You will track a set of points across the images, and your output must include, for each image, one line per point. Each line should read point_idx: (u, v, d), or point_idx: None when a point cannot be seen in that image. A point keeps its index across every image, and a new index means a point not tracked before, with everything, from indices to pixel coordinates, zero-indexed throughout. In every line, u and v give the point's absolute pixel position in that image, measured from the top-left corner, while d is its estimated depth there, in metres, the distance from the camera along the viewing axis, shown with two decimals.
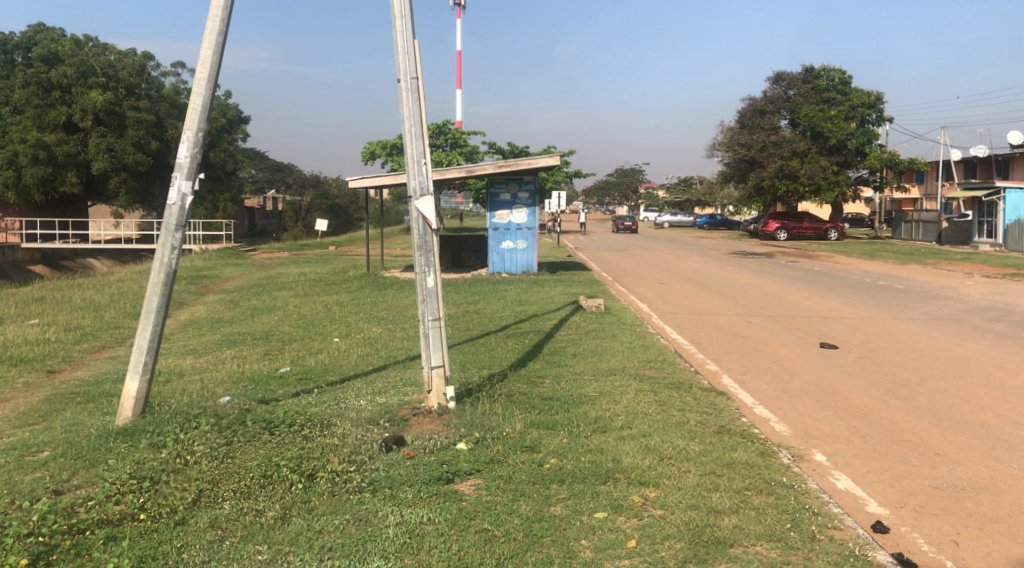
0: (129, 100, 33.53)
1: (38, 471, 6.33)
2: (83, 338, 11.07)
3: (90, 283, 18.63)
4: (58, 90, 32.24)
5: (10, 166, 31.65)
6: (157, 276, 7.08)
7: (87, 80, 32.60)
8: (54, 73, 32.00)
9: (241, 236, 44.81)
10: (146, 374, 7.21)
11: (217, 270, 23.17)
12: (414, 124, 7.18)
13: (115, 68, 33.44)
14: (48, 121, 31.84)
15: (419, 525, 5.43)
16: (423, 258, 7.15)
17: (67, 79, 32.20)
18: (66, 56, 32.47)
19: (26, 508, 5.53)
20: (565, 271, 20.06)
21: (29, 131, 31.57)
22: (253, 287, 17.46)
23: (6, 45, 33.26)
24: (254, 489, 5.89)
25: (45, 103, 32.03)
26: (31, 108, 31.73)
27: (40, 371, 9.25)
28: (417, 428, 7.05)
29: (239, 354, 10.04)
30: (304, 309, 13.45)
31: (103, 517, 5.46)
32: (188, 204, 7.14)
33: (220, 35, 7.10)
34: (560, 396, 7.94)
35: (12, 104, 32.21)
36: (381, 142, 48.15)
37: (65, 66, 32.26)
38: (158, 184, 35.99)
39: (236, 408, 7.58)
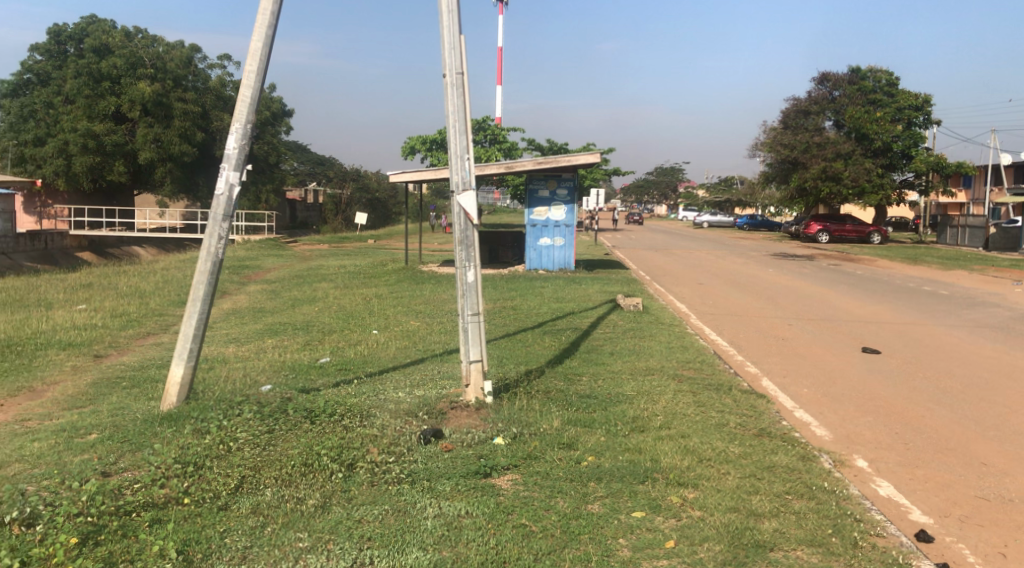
0: (176, 91, 34.09)
1: (85, 453, 6.48)
2: (128, 324, 11.29)
3: (135, 270, 19.00)
4: (109, 81, 32.79)
5: (60, 155, 32.23)
6: (203, 265, 7.23)
7: (136, 71, 33.08)
8: (104, 64, 32.51)
9: (281, 227, 45.45)
10: (191, 360, 7.35)
11: (259, 261, 23.57)
12: (459, 119, 7.25)
13: (163, 60, 33.73)
14: (99, 111, 32.49)
15: (458, 518, 5.48)
16: (464, 252, 7.20)
17: (117, 70, 32.72)
18: (117, 47, 33.01)
19: (75, 488, 5.71)
20: (602, 268, 20.04)
21: (79, 120, 32.12)
22: (293, 278, 17.64)
23: (60, 36, 33.82)
24: (295, 477, 6.00)
25: (96, 93, 32.57)
26: (82, 98, 32.25)
27: (87, 356, 9.44)
28: (454, 421, 7.12)
29: (280, 344, 10.18)
30: (342, 301, 13.57)
31: (149, 500, 5.62)
32: (235, 195, 7.25)
33: (270, 29, 7.20)
34: (597, 394, 7.93)
35: (64, 94, 32.70)
36: (421, 137, 48.41)
37: (115, 58, 32.74)
38: (202, 175, 36.58)
39: (277, 396, 7.66)
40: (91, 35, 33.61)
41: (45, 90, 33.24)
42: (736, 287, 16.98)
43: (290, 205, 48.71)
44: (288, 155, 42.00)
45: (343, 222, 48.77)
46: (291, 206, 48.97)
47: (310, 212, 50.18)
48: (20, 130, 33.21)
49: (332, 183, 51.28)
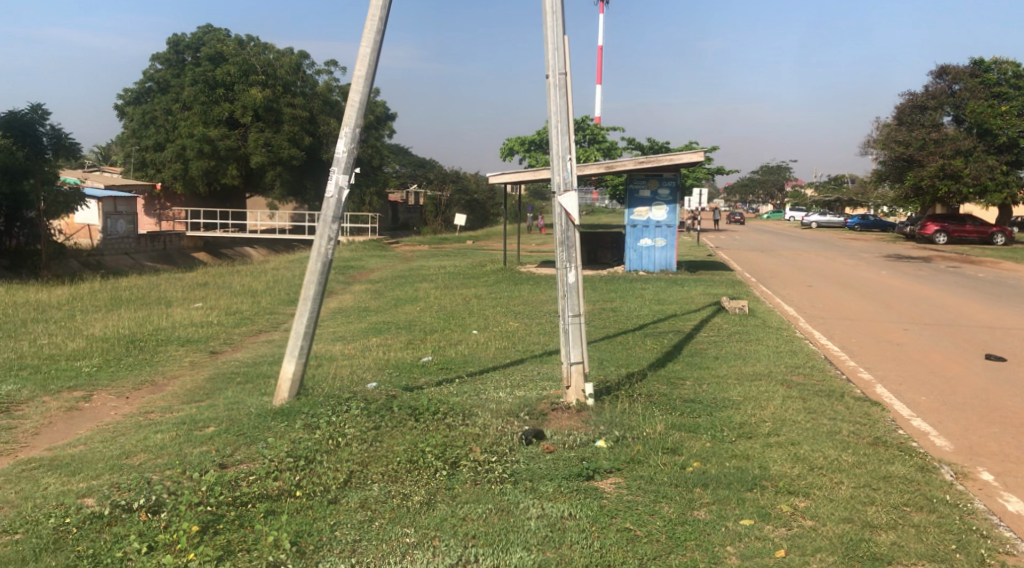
0: (285, 97, 35.32)
1: (204, 445, 6.78)
2: (242, 321, 11.77)
3: (248, 270, 19.81)
4: (223, 87, 34.24)
5: (178, 159, 33.90)
6: (313, 265, 7.46)
7: (248, 78, 34.32)
8: (219, 72, 33.96)
9: (383, 229, 46.56)
10: (302, 357, 7.59)
11: (364, 261, 24.21)
12: (561, 119, 7.24)
13: (273, 66, 34.90)
14: (214, 117, 33.99)
15: (561, 520, 5.47)
16: (565, 253, 7.18)
17: (231, 77, 34.12)
18: (230, 55, 34.47)
19: (196, 478, 5.99)
20: (704, 270, 19.66)
21: (196, 126, 33.68)
22: (396, 278, 18.02)
23: (179, 46, 35.66)
24: (400, 473, 6.12)
25: (211, 100, 34.09)
26: (199, 105, 33.84)
27: (204, 352, 9.90)
28: (556, 423, 7.11)
29: (383, 342, 10.41)
30: (443, 301, 13.77)
31: (263, 492, 5.84)
32: (344, 197, 7.44)
33: (378, 34, 7.37)
34: (702, 399, 7.77)
35: (182, 101, 34.37)
36: (520, 138, 48.70)
37: (229, 65, 34.15)
38: (310, 179, 37.78)
39: (382, 394, 7.83)
40: (207, 44, 35.20)
41: (165, 98, 35.04)
42: (846, 290, 16.37)
43: (393, 207, 49.39)
44: (390, 157, 42.94)
45: (442, 224, 49.65)
46: (393, 208, 49.54)
47: (411, 215, 50.92)
48: (142, 136, 35.12)
49: (432, 185, 52.20)
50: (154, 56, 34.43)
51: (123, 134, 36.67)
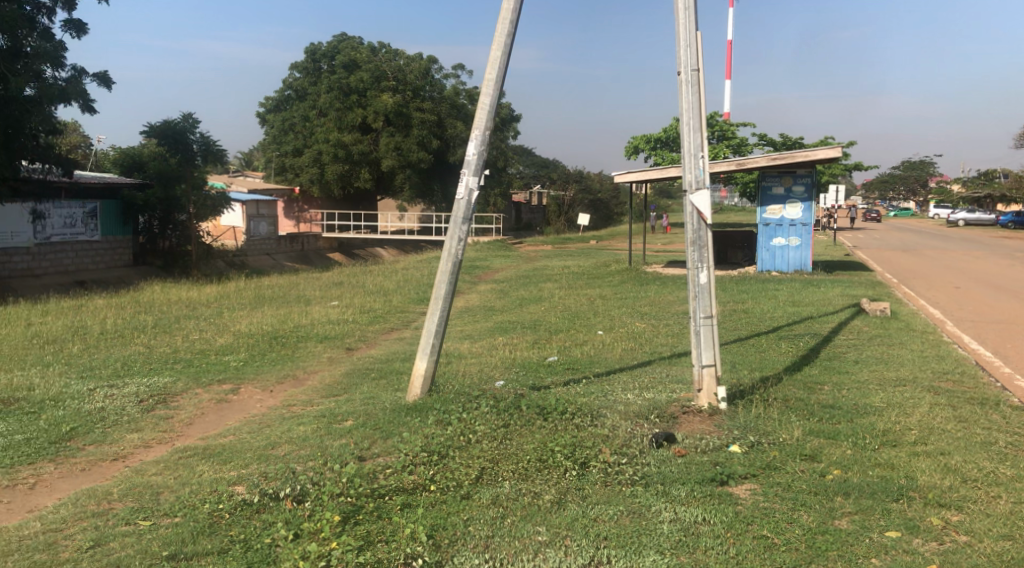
0: (415, 101, 36.26)
1: (343, 438, 7.06)
2: (375, 319, 12.17)
3: (379, 270, 20.46)
4: (357, 94, 35.39)
5: (315, 164, 35.37)
6: (445, 266, 7.62)
7: (380, 84, 35.43)
8: (353, 79, 35.14)
9: (508, 229, 47.13)
10: (433, 355, 7.77)
11: (490, 261, 24.56)
12: (694, 116, 7.11)
13: (404, 72, 36.30)
14: (347, 123, 35.28)
15: (695, 525, 5.38)
16: (696, 253, 7.06)
17: (364, 84, 35.27)
18: (363, 62, 35.73)
19: (337, 470, 6.25)
20: (841, 270, 18.86)
21: (331, 132, 35.08)
22: (521, 278, 18.18)
23: (315, 55, 37.30)
24: (531, 472, 6.18)
25: (345, 106, 35.24)
26: (334, 111, 35.11)
27: (340, 348, 10.31)
28: (687, 426, 7.01)
29: (510, 341, 10.54)
30: (568, 301, 13.78)
31: (399, 485, 6.03)
32: (474, 199, 7.57)
33: (509, 37, 7.46)
34: (842, 404, 7.47)
35: (319, 107, 35.87)
36: (645, 136, 48.16)
37: (362, 72, 35.34)
38: (438, 181, 38.59)
39: (512, 392, 7.92)
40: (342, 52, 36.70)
41: (302, 106, 36.68)
42: (999, 292, 15.30)
43: (517, 207, 49.92)
44: (514, 158, 43.32)
45: (566, 224, 49.92)
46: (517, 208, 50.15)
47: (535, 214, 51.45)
48: (281, 142, 36.88)
49: (556, 185, 52.48)
50: (293, 65, 36.16)
51: (264, 141, 38.66)
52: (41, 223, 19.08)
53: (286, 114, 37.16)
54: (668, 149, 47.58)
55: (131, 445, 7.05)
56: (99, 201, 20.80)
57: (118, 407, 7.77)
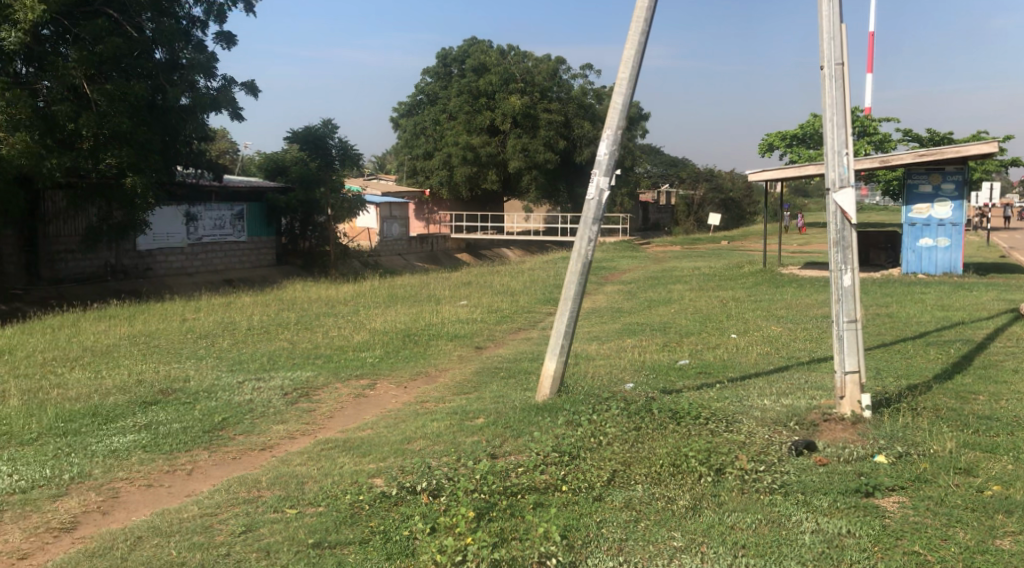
0: (543, 103, 36.36)
1: (476, 435, 7.15)
2: (503, 319, 12.31)
3: (507, 270, 20.68)
4: (486, 96, 35.99)
5: (445, 167, 35.88)
6: (575, 266, 7.62)
7: (509, 86, 35.92)
8: (482, 82, 35.82)
9: (636, 229, 46.88)
10: (563, 355, 7.77)
11: (616, 261, 24.38)
12: (837, 112, 6.83)
13: (532, 73, 36.47)
14: (476, 125, 35.68)
15: (838, 537, 5.16)
16: (840, 255, 6.79)
17: (493, 86, 35.79)
18: (493, 65, 36.20)
19: (470, 467, 6.35)
20: (996, 273, 17.64)
21: (460, 135, 35.65)
22: (649, 279, 17.96)
23: (446, 59, 37.98)
24: (665, 476, 6.10)
25: (474, 109, 35.97)
26: (463, 114, 35.87)
27: (469, 347, 10.49)
28: (828, 434, 6.74)
29: (639, 343, 10.43)
30: (698, 304, 13.51)
31: (531, 484, 6.08)
32: (605, 199, 7.53)
33: (643, 35, 7.38)
34: (1001, 416, 6.98)
35: (449, 111, 36.52)
36: (780, 134, 46.71)
37: (491, 75, 35.92)
38: (564, 182, 38.60)
39: (643, 395, 7.83)
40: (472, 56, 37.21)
41: (433, 109, 37.48)
42: None
43: (645, 207, 48.81)
44: (642, 158, 42.72)
45: (695, 224, 49.36)
46: (645, 208, 48.93)
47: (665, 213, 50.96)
48: (413, 145, 37.79)
49: (686, 184, 51.98)
50: (425, 70, 36.99)
51: (397, 145, 39.79)
52: (194, 225, 20.37)
53: (417, 118, 38.06)
54: (803, 147, 45.88)
55: (277, 436, 7.41)
56: (246, 203, 21.97)
57: (264, 400, 8.19)
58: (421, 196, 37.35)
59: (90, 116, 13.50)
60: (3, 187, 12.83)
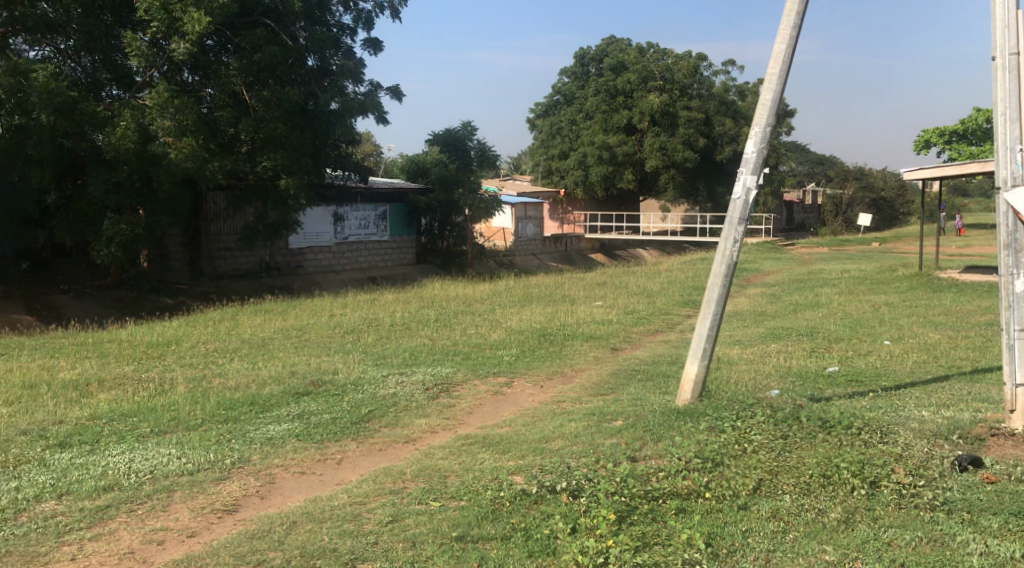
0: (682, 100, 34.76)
1: (615, 437, 7.08)
2: (639, 320, 12.17)
3: (643, 271, 20.42)
4: (623, 96, 35.41)
5: (580, 166, 35.67)
6: (718, 268, 7.44)
7: (647, 84, 34.79)
8: (620, 81, 35.22)
9: (783, 230, 45.30)
10: (705, 359, 7.59)
11: (758, 263, 23.60)
12: (1010, 105, 6.36)
13: (672, 70, 34.98)
14: (613, 124, 35.13)
15: (1011, 561, 4.81)
16: (1010, 258, 6.34)
17: (631, 85, 35.05)
18: (632, 63, 35.13)
19: (609, 469, 6.30)
20: None
21: (596, 134, 35.29)
22: (793, 282, 17.31)
23: (584, 58, 38.02)
24: (815, 487, 5.86)
25: (611, 108, 35.48)
26: (600, 114, 35.44)
27: (606, 348, 10.43)
28: (996, 450, 6.29)
29: (784, 349, 10.06)
30: (848, 309, 12.89)
31: (673, 490, 5.96)
32: (751, 199, 7.32)
33: (795, 29, 7.12)
34: None
35: (585, 110, 36.28)
36: (938, 130, 44.11)
37: (630, 73, 35.07)
38: (703, 181, 36.82)
39: (789, 403, 7.54)
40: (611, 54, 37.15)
41: (570, 110, 37.24)
42: None
43: (788, 206, 46.94)
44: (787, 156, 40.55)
45: (843, 224, 47.70)
46: (788, 207, 47.04)
47: (810, 214, 48.59)
48: (549, 146, 37.79)
49: (833, 184, 50.17)
50: (562, 70, 37.15)
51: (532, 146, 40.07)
52: (341, 225, 21.28)
53: (554, 118, 37.93)
54: (963, 143, 42.99)
55: (420, 429, 7.61)
56: (389, 204, 22.65)
57: (407, 394, 8.42)
58: (556, 196, 37.34)
59: (249, 122, 14.41)
60: (171, 189, 13.82)
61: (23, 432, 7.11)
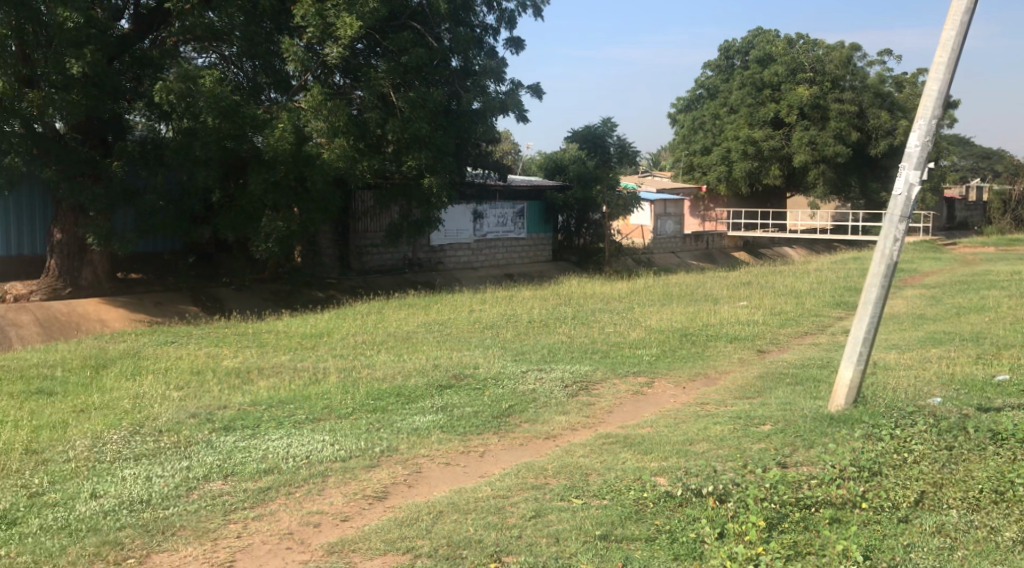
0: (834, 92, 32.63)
1: (763, 442, 6.86)
2: (787, 322, 11.74)
3: (789, 271, 19.63)
4: (771, 88, 33.69)
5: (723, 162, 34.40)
6: (877, 268, 7.09)
7: (797, 76, 33.08)
8: (767, 73, 33.55)
9: (942, 229, 42.60)
10: (861, 363, 7.24)
11: (915, 263, 22.22)
12: None
13: (823, 62, 32.85)
14: (759, 118, 33.55)
15: None
16: None
17: (779, 77, 33.33)
18: (780, 54, 33.48)
19: (758, 475, 6.10)
20: None
21: (741, 129, 33.86)
22: (955, 284, 16.22)
23: (729, 52, 37.05)
24: (986, 504, 5.49)
25: (758, 101, 33.77)
26: (745, 107, 33.95)
27: (751, 350, 10.13)
28: None
29: (947, 355, 9.45)
30: (1021, 313, 11.97)
31: (827, 498, 5.71)
32: (915, 195, 6.94)
33: (965, 15, 6.72)
34: None
35: (730, 105, 34.78)
36: None
37: (778, 65, 33.40)
38: (856, 177, 34.27)
39: (954, 412, 7.09)
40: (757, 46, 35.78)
41: (713, 104, 35.93)
42: None
43: (950, 204, 44.34)
44: (950, 149, 37.52)
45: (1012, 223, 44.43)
46: (950, 204, 44.47)
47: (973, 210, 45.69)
48: (691, 141, 36.67)
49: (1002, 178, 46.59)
50: (706, 63, 36.27)
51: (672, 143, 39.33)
52: (480, 222, 21.65)
53: (696, 113, 36.62)
54: None
55: (560, 426, 7.64)
56: (527, 202, 22.88)
57: (547, 391, 8.47)
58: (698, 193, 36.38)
59: (396, 122, 14.90)
60: (322, 189, 14.51)
61: (192, 414, 7.63)
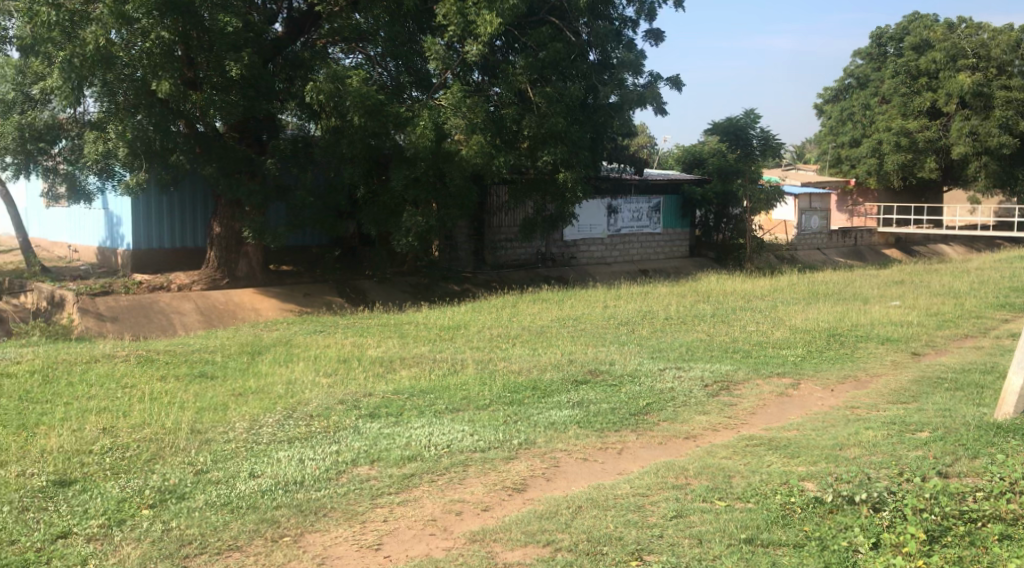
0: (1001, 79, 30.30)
1: (920, 450, 6.50)
2: (944, 324, 11.06)
3: (945, 270, 18.42)
4: (927, 76, 31.51)
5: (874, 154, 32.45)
6: None
7: (957, 63, 30.71)
8: (924, 60, 31.40)
9: None
10: None
11: None
12: None
13: (988, 46, 30.38)
14: (914, 108, 31.44)
15: None
16: None
17: (937, 65, 31.10)
18: (938, 40, 31.11)
19: (917, 483, 5.80)
20: None
21: (893, 119, 31.85)
22: None
23: (881, 39, 34.16)
24: None
25: (913, 90, 31.68)
26: (899, 97, 31.80)
27: (905, 352, 9.60)
28: None
29: None
30: None
31: (995, 513, 5.36)
32: None
33: None
34: None
35: (881, 94, 32.84)
36: None
37: (935, 51, 31.13)
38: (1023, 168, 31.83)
39: None
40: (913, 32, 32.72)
41: (864, 93, 33.96)
42: None
43: None
44: None
45: None
46: None
47: None
48: (838, 133, 35.06)
49: None
50: (856, 52, 34.35)
51: (817, 135, 37.71)
52: (615, 217, 21.51)
53: (846, 103, 34.90)
54: None
55: (701, 426, 7.48)
56: (663, 196, 22.64)
57: (686, 389, 8.32)
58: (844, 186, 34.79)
59: (533, 118, 15.02)
60: (460, 184, 14.81)
61: (340, 401, 7.95)
